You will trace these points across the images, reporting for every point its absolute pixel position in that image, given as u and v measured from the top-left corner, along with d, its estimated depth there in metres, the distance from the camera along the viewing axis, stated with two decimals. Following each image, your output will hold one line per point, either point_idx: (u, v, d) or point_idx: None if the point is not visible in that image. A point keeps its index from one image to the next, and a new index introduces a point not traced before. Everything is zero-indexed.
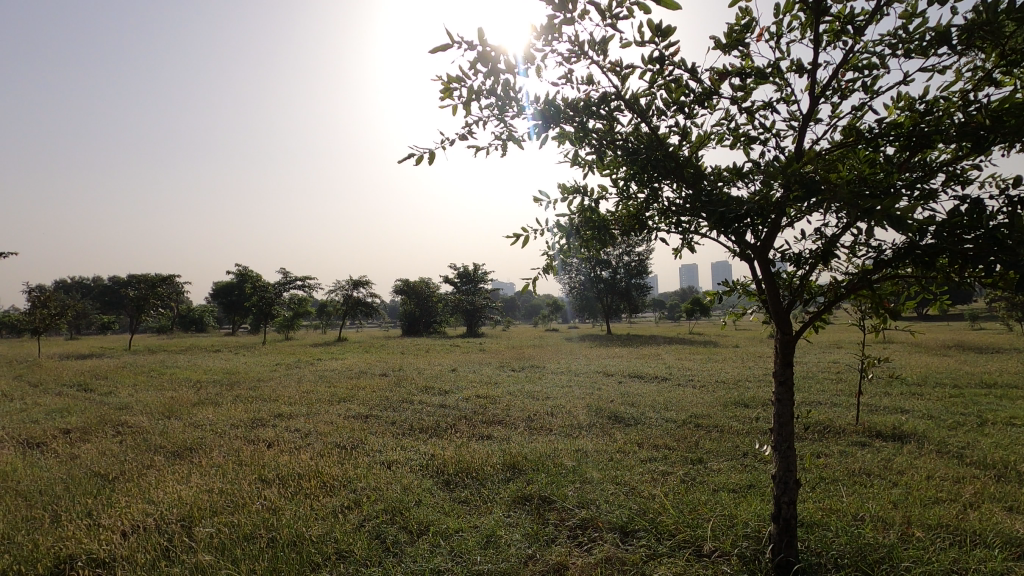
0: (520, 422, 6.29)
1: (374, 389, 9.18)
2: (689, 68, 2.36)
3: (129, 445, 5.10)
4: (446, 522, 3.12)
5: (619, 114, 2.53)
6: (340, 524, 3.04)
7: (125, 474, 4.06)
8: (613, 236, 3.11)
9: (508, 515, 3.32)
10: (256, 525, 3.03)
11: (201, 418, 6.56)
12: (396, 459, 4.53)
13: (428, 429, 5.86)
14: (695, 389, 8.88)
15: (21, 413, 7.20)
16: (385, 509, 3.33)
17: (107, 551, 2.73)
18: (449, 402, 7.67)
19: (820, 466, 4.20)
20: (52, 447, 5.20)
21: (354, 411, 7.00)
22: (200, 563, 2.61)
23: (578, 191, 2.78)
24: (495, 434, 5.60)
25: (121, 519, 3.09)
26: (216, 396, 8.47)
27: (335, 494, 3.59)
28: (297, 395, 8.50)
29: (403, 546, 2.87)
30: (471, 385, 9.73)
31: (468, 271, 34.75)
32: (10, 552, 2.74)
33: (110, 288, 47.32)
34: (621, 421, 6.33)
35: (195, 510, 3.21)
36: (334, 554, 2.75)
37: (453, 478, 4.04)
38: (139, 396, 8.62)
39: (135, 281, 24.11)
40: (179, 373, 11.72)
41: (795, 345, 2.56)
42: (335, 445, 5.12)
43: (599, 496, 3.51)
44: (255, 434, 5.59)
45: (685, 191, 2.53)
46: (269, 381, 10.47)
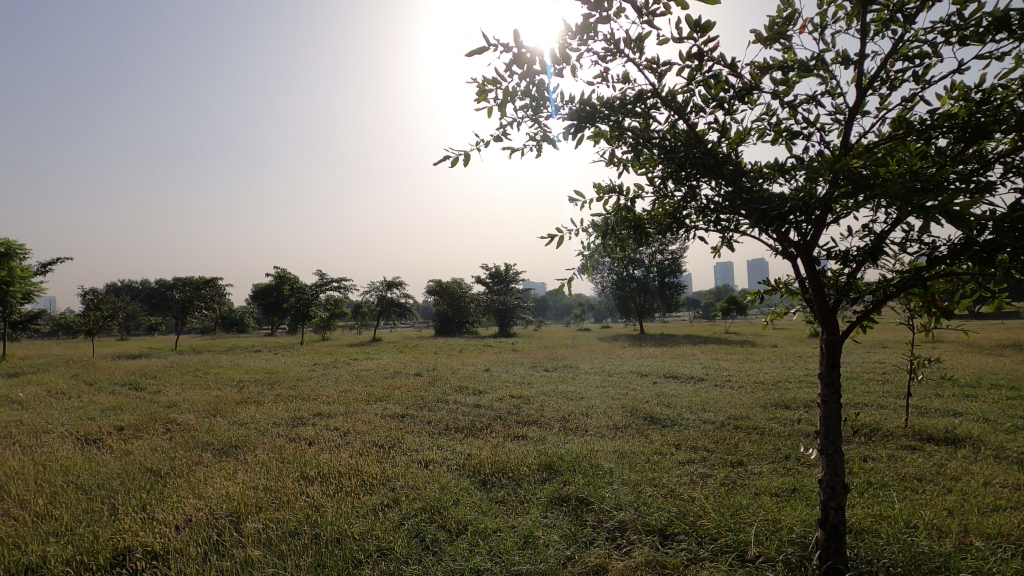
0: (555, 422, 6.28)
1: (409, 388, 9.31)
2: (729, 62, 2.30)
3: (178, 442, 5.31)
4: (484, 522, 3.14)
5: (655, 112, 2.50)
6: (380, 522, 3.10)
7: (174, 470, 4.22)
8: (648, 235, 3.07)
9: (546, 516, 3.32)
10: (299, 522, 3.11)
11: (244, 416, 6.78)
12: (433, 458, 4.58)
13: (463, 429, 5.92)
14: (733, 390, 8.68)
15: (78, 410, 7.56)
16: (424, 508, 3.38)
17: (161, 544, 2.85)
18: (484, 402, 7.72)
19: (869, 470, 4.05)
20: (107, 443, 5.46)
21: (390, 410, 7.12)
22: (249, 558, 2.69)
23: (614, 190, 2.75)
24: (530, 434, 5.60)
25: (173, 513, 3.22)
26: (258, 396, 8.74)
27: (375, 492, 3.66)
28: (335, 394, 8.69)
29: (443, 544, 2.90)
30: (505, 385, 9.76)
31: (500, 271, 34.87)
32: (72, 543, 2.89)
33: (158, 291, 49.64)
34: (658, 423, 6.25)
35: (242, 506, 3.32)
36: (376, 552, 2.79)
37: (490, 478, 4.06)
38: (186, 395, 8.97)
39: (180, 284, 25.04)
40: (222, 373, 12.15)
41: (841, 345, 2.47)
42: (373, 443, 5.22)
43: (638, 499, 3.48)
44: (295, 432, 5.75)
45: (724, 189, 2.47)
46: (307, 380, 10.75)
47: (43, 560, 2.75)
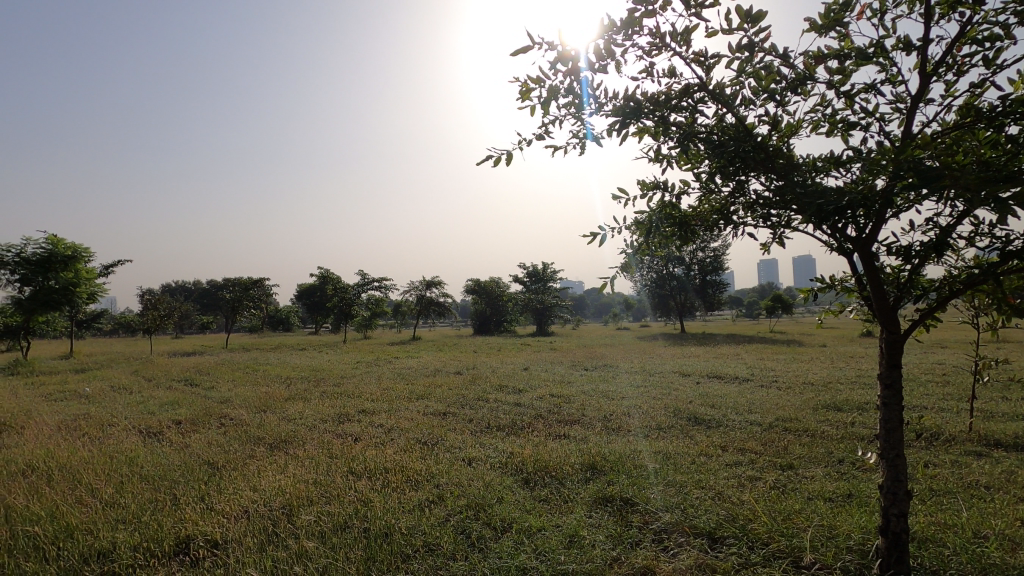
0: (596, 421, 6.24)
1: (450, 386, 9.43)
2: (781, 52, 2.22)
3: (232, 437, 5.53)
4: (529, 520, 3.14)
5: (703, 105, 2.44)
6: (427, 518, 3.15)
7: (229, 463, 4.40)
8: (693, 232, 3.00)
9: (590, 515, 3.31)
10: (349, 516, 3.19)
11: (293, 412, 7.00)
12: (475, 456, 4.62)
13: (504, 427, 5.95)
14: (781, 391, 8.42)
15: (139, 405, 7.97)
16: (468, 505, 3.41)
17: (220, 533, 2.97)
18: (524, 401, 7.74)
19: (932, 477, 3.86)
20: (167, 436, 5.73)
21: (432, 408, 7.22)
22: (303, 549, 2.77)
23: (659, 186, 2.70)
24: (571, 433, 5.58)
25: (230, 504, 3.36)
26: (305, 392, 9.02)
27: (420, 488, 3.72)
28: (378, 392, 8.88)
29: (488, 542, 2.92)
30: (544, 384, 9.77)
31: (538, 270, 34.87)
32: (138, 530, 3.05)
33: (210, 292, 51.93)
34: (702, 423, 6.12)
35: (294, 498, 3.43)
36: (423, 547, 2.84)
37: (533, 477, 4.06)
38: (237, 391, 9.33)
39: (231, 284, 26.10)
40: (270, 370, 12.59)
41: (904, 345, 2.35)
42: (417, 440, 5.31)
43: (684, 501, 3.41)
44: (342, 428, 5.90)
45: (775, 183, 2.39)
46: (351, 378, 11.02)
47: (113, 545, 2.91)
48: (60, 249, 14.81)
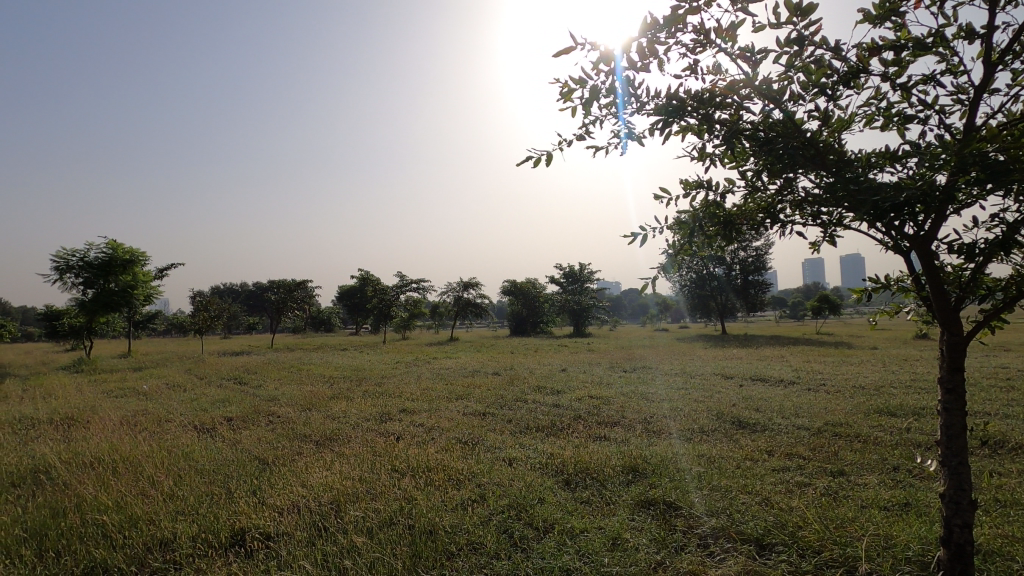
0: (636, 424, 6.17)
1: (488, 387, 9.48)
2: (833, 45, 2.15)
3: (279, 434, 5.71)
4: (571, 522, 3.14)
5: (749, 102, 2.38)
6: (470, 517, 3.18)
7: (278, 459, 4.55)
8: (739, 232, 2.93)
9: (633, 518, 3.28)
10: (395, 513, 3.25)
11: (336, 411, 7.18)
12: (515, 457, 4.63)
13: (544, 428, 5.95)
14: (830, 395, 8.12)
15: (193, 402, 8.33)
16: (510, 505, 3.43)
17: (273, 526, 3.09)
18: (562, 402, 7.72)
19: (998, 487, 3.65)
20: (219, 432, 5.97)
21: (472, 408, 7.28)
22: (352, 545, 2.85)
23: (702, 185, 2.65)
24: (611, 435, 5.53)
25: (281, 499, 3.48)
26: (347, 391, 9.24)
27: (462, 487, 3.77)
28: (418, 392, 9.01)
29: (531, 542, 2.93)
30: (582, 385, 9.72)
31: (574, 271, 34.69)
32: (197, 522, 3.19)
33: (257, 293, 53.85)
34: (747, 427, 5.97)
35: (341, 495, 3.52)
36: (467, 545, 2.87)
37: (574, 478, 4.05)
38: (283, 389, 9.64)
39: (276, 286, 26.99)
40: (314, 370, 12.94)
41: (966, 348, 2.23)
42: (457, 440, 5.37)
43: (730, 505, 3.34)
44: (384, 427, 6.02)
45: (826, 180, 2.31)
46: (392, 378, 11.22)
47: (174, 535, 3.05)
48: (120, 253, 15.56)
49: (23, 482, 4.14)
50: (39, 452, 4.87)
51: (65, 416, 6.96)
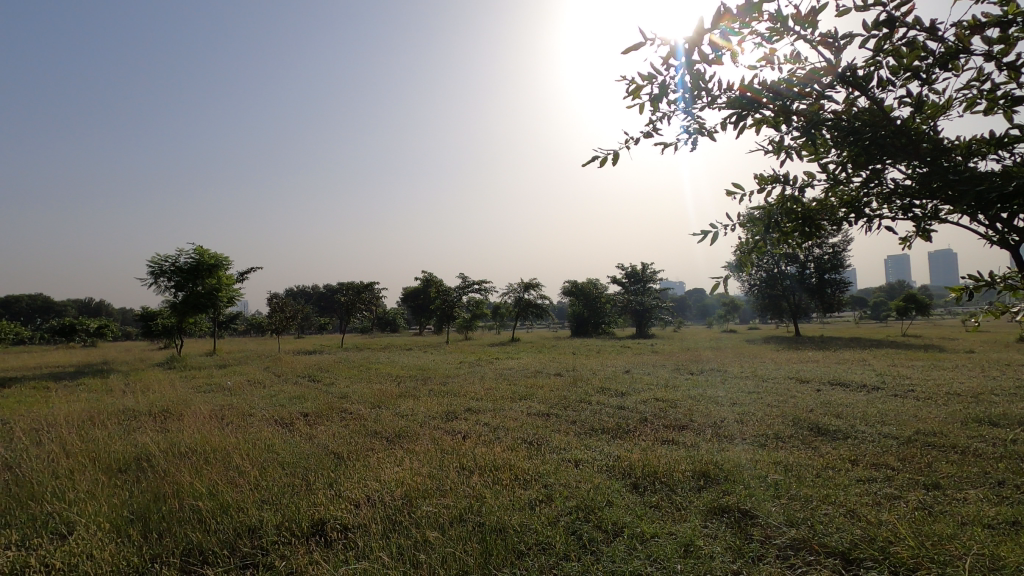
0: (706, 428, 5.97)
1: (551, 387, 9.48)
2: (929, 25, 1.99)
3: (353, 430, 5.97)
4: (641, 526, 3.08)
5: (831, 90, 2.25)
6: (538, 518, 3.19)
7: (352, 454, 4.75)
8: (819, 228, 2.77)
9: (705, 525, 3.17)
10: (464, 510, 3.32)
11: (404, 409, 7.40)
12: (581, 458, 4.60)
13: (609, 430, 5.88)
14: (920, 402, 7.54)
15: (272, 397, 8.86)
16: (578, 506, 3.42)
17: (350, 518, 3.22)
18: (627, 404, 7.59)
19: None
20: (297, 427, 6.31)
21: (535, 408, 7.31)
22: (425, 539, 2.92)
23: (779, 179, 2.52)
24: (679, 439, 5.39)
25: (356, 492, 3.63)
26: (414, 390, 9.50)
27: (529, 487, 3.79)
28: (482, 391, 9.14)
29: (600, 545, 2.90)
30: (648, 387, 9.51)
31: (636, 270, 34.05)
32: (281, 510, 3.38)
33: (328, 296, 56.66)
34: (826, 434, 5.65)
35: (412, 490, 3.62)
36: (536, 545, 2.89)
37: (642, 482, 3.98)
38: (354, 387, 10.04)
39: (345, 288, 28.18)
40: (382, 369, 13.40)
41: None
42: (522, 439, 5.40)
43: (811, 516, 3.18)
44: (450, 425, 6.14)
45: (918, 170, 2.15)
46: (456, 377, 11.45)
47: (260, 522, 3.24)
48: (206, 259, 16.72)
49: (129, 468, 4.54)
50: (141, 441, 5.32)
51: (162, 409, 7.57)
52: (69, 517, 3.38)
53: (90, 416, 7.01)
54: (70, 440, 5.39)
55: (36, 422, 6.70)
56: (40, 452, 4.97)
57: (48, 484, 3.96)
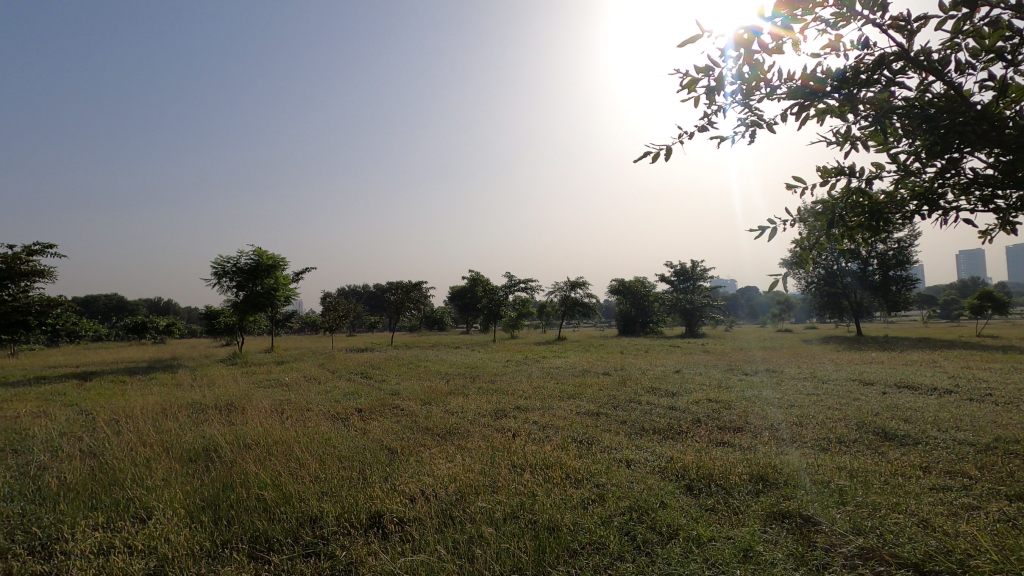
0: (763, 430, 5.78)
1: (600, 386, 9.40)
2: (1015, 3, 1.87)
3: (405, 426, 6.10)
4: (697, 529, 3.02)
5: (902, 76, 2.14)
6: (591, 517, 3.17)
7: (405, 449, 4.86)
8: (887, 224, 2.64)
9: (766, 531, 3.07)
10: (517, 507, 3.34)
11: (454, 406, 7.51)
12: (633, 459, 4.54)
13: (661, 431, 5.77)
14: (999, 407, 7.02)
15: (328, 393, 9.15)
16: (631, 507, 3.38)
17: (405, 512, 3.30)
18: (679, 405, 7.42)
19: None
20: (352, 422, 6.51)
21: (584, 408, 7.25)
22: (480, 534, 2.96)
23: (844, 172, 2.41)
24: (735, 441, 5.23)
25: (410, 486, 3.71)
26: (463, 388, 9.62)
27: (581, 486, 3.77)
28: (530, 390, 9.15)
29: (655, 546, 2.86)
30: (700, 388, 9.27)
31: (686, 268, 33.27)
32: (340, 502, 3.50)
33: (378, 295, 58.27)
34: (894, 439, 5.36)
35: (464, 486, 3.67)
36: (590, 544, 2.87)
37: (696, 484, 3.89)
38: (405, 384, 10.26)
39: (395, 287, 28.82)
40: (431, 367, 13.61)
41: None
42: (572, 439, 5.38)
43: (881, 525, 3.02)
44: (500, 423, 6.19)
45: (1001, 158, 2.01)
46: (504, 375, 11.51)
47: (320, 513, 3.37)
48: (264, 260, 17.44)
49: (199, 457, 4.81)
50: (209, 432, 5.62)
51: (227, 402, 7.97)
52: (148, 504, 3.61)
53: (162, 408, 7.46)
54: (146, 431, 5.76)
55: (115, 413, 7.18)
56: (120, 441, 5.34)
57: (128, 471, 4.25)
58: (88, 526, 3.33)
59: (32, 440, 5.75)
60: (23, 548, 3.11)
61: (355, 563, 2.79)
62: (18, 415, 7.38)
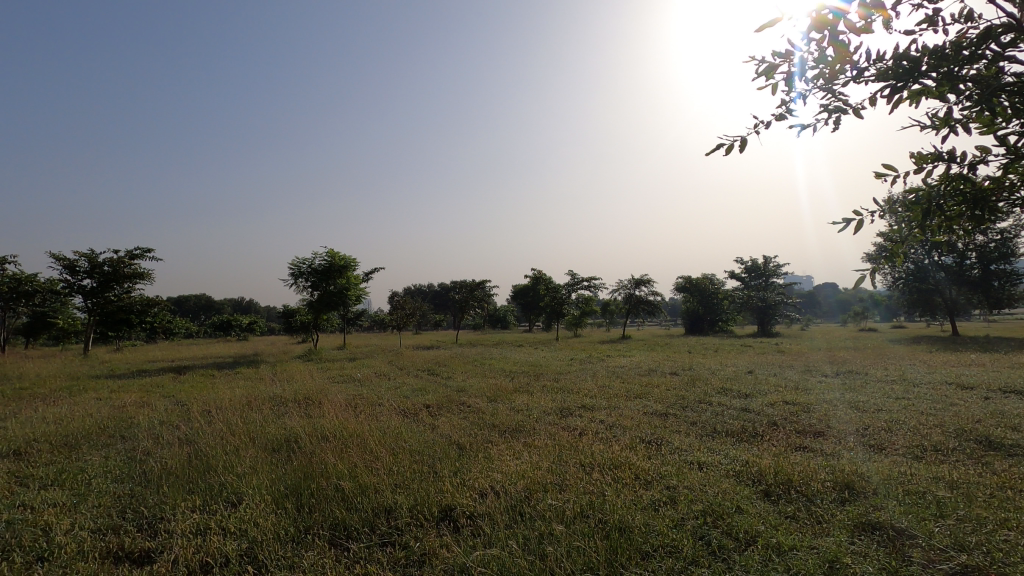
0: (847, 435, 5.43)
1: (668, 386, 9.16)
2: None
3: (472, 422, 6.20)
4: (777, 537, 2.88)
5: (1014, 50, 1.95)
6: (661, 520, 3.10)
7: (473, 445, 4.95)
8: (995, 214, 2.38)
9: (852, 542, 2.90)
10: (586, 506, 3.31)
11: (519, 404, 7.55)
12: (705, 461, 4.40)
13: (734, 433, 5.55)
14: None
15: (397, 389, 9.46)
16: (705, 511, 3.27)
17: (475, 507, 3.36)
18: (754, 407, 7.11)
19: None
20: (421, 417, 6.69)
21: (652, 408, 7.09)
22: (550, 532, 2.96)
23: (941, 157, 2.21)
24: (816, 446, 4.96)
25: (479, 482, 3.77)
26: (528, 386, 9.65)
27: (652, 488, 3.70)
28: (596, 389, 9.04)
29: (731, 552, 2.76)
30: (776, 389, 8.85)
31: (757, 264, 31.81)
32: (412, 494, 3.61)
33: (443, 294, 59.75)
34: (1001, 449, 4.88)
35: (533, 484, 3.69)
36: (662, 547, 2.81)
37: (775, 490, 3.71)
38: (470, 381, 10.43)
39: (459, 286, 29.34)
40: (496, 364, 13.74)
41: None
42: (641, 439, 5.27)
43: (986, 542, 2.76)
44: (566, 421, 6.18)
45: None
46: (568, 374, 11.46)
47: (394, 504, 3.49)
48: (337, 261, 18.23)
49: (282, 447, 5.11)
50: (290, 424, 5.95)
51: (305, 396, 8.41)
52: (238, 489, 3.87)
53: (248, 400, 7.97)
54: (235, 421, 6.18)
55: (207, 404, 7.75)
56: (212, 430, 5.75)
57: (220, 458, 4.57)
58: (186, 507, 3.62)
59: (138, 427, 6.30)
60: (133, 525, 3.42)
61: (427, 554, 2.87)
62: (125, 405, 8.11)
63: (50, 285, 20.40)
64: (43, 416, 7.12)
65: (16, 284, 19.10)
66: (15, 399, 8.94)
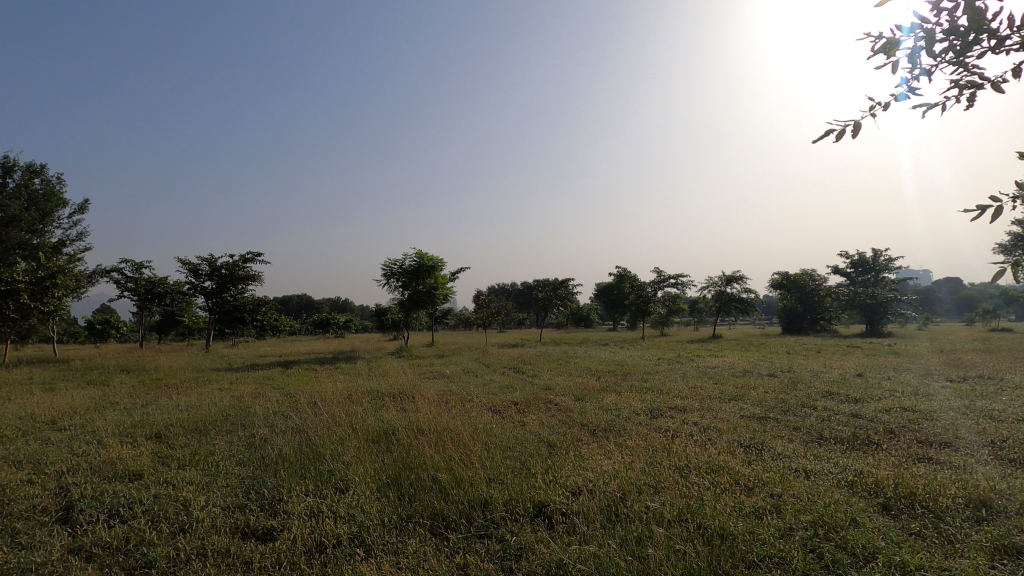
0: (981, 447, 4.86)
1: (766, 389, 8.67)
2: None
3: (560, 420, 6.20)
4: (902, 555, 2.64)
5: None
6: (766, 528, 2.95)
7: (562, 443, 4.95)
8: None
9: (994, 566, 2.60)
10: (684, 510, 3.22)
11: (607, 403, 7.45)
12: (813, 469, 4.12)
13: (844, 441, 5.16)
14: None
15: (485, 386, 9.67)
16: (816, 522, 3.07)
17: (568, 505, 3.37)
18: (865, 412, 6.55)
19: None
20: (509, 414, 6.80)
21: (750, 411, 6.74)
22: (648, 534, 2.91)
23: None
24: (943, 458, 4.48)
25: (571, 479, 3.78)
26: (615, 385, 9.51)
27: (754, 494, 3.52)
28: (687, 390, 8.74)
29: (847, 568, 2.57)
30: (890, 394, 8.10)
31: (866, 258, 29.09)
32: (505, 489, 3.68)
33: (527, 293, 60.43)
34: None
35: (627, 484, 3.63)
36: (769, 558, 2.66)
37: (895, 504, 3.40)
38: (556, 380, 10.45)
39: (544, 286, 29.48)
40: (581, 363, 13.66)
41: None
42: (739, 443, 5.03)
43: None
44: (657, 422, 6.04)
45: None
46: (656, 374, 11.16)
47: (489, 498, 3.57)
48: (425, 261, 18.92)
49: (380, 438, 5.40)
50: (387, 417, 6.26)
51: (398, 391, 8.83)
52: (345, 477, 4.13)
53: (348, 393, 8.50)
54: (337, 413, 6.60)
55: (312, 396, 8.34)
56: (318, 420, 6.18)
57: (327, 447, 4.90)
58: (301, 491, 3.92)
59: (255, 416, 6.90)
60: (256, 504, 3.75)
61: (524, 548, 2.91)
62: (243, 395, 8.90)
63: (178, 287, 22.82)
64: (177, 404, 7.98)
65: (151, 284, 21.58)
66: (154, 388, 10.10)
